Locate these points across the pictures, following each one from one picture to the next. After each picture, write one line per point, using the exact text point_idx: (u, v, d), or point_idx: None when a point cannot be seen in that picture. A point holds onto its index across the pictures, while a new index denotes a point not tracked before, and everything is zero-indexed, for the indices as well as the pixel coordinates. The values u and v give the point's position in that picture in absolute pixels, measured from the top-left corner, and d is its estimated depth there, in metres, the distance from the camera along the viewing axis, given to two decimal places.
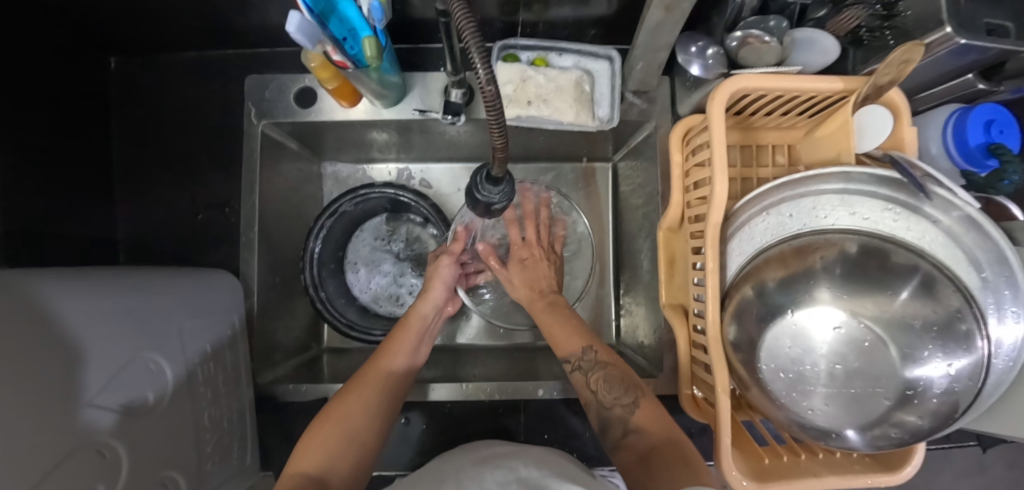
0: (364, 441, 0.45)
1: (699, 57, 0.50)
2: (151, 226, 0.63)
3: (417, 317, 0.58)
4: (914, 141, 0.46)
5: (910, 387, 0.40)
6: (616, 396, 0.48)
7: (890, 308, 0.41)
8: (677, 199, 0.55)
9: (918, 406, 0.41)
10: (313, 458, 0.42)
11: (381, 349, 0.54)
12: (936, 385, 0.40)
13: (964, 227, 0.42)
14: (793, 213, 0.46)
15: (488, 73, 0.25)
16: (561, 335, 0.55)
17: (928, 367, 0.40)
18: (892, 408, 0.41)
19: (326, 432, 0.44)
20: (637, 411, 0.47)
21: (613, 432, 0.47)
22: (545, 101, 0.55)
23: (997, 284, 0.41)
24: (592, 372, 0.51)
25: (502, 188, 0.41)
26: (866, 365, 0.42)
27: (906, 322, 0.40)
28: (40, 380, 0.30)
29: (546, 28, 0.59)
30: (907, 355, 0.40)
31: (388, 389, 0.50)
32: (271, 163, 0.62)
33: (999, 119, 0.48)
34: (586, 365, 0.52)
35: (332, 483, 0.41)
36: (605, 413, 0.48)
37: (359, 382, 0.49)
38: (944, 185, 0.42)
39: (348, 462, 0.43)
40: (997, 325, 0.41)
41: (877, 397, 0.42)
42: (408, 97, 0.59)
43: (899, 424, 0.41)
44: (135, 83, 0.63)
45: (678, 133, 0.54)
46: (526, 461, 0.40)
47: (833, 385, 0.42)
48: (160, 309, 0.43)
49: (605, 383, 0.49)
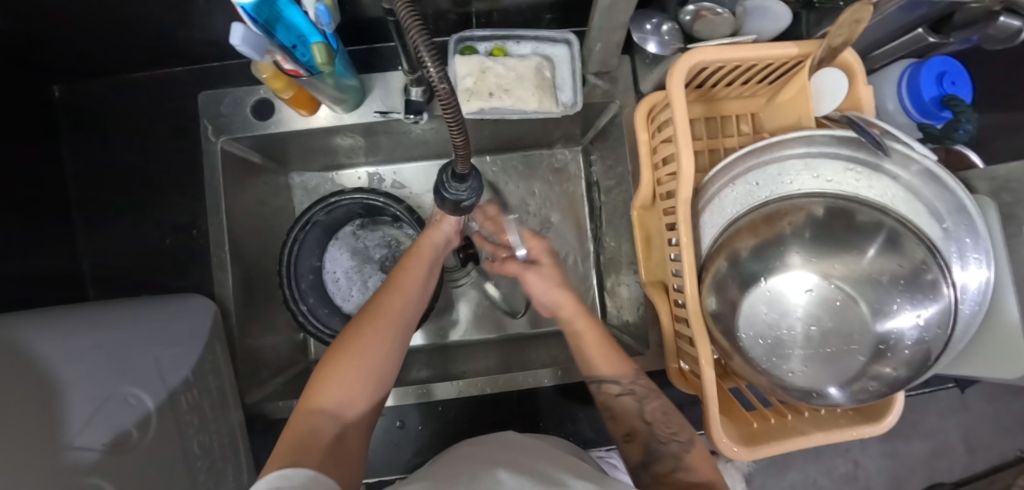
0: (379, 377, 0.44)
1: (654, 34, 0.50)
2: (119, 256, 0.61)
3: (427, 251, 0.55)
4: (871, 100, 0.46)
5: (882, 341, 0.42)
6: (672, 430, 0.46)
7: (859, 266, 0.42)
8: (648, 178, 0.55)
9: (892, 358, 0.42)
10: (330, 395, 0.41)
11: (390, 280, 0.52)
12: (907, 336, 0.41)
13: (923, 181, 0.43)
14: (759, 181, 0.47)
15: (440, 71, 0.22)
16: (598, 356, 0.50)
17: (898, 320, 0.41)
18: (867, 362, 0.42)
19: (342, 366, 0.42)
20: (692, 449, 0.44)
21: (655, 468, 0.44)
22: (506, 91, 0.54)
23: (959, 234, 0.42)
24: (647, 400, 0.47)
25: (469, 184, 0.41)
26: (839, 324, 0.43)
27: (875, 278, 0.42)
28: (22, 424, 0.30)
29: (501, 17, 0.58)
30: (878, 310, 0.42)
31: (402, 324, 0.48)
32: (234, 180, 0.60)
33: (952, 71, 0.47)
34: (638, 390, 0.48)
35: (349, 420, 0.41)
36: (657, 445, 0.45)
37: (374, 314, 0.47)
38: (899, 142, 0.43)
39: (364, 402, 0.42)
40: (960, 270, 0.42)
41: (853, 354, 0.43)
42: (368, 100, 0.58)
43: (878, 376, 0.42)
44: (84, 111, 0.60)
45: (642, 112, 0.54)
46: (536, 458, 0.40)
47: (809, 346, 0.44)
48: (135, 342, 0.42)
49: (661, 415, 0.47)
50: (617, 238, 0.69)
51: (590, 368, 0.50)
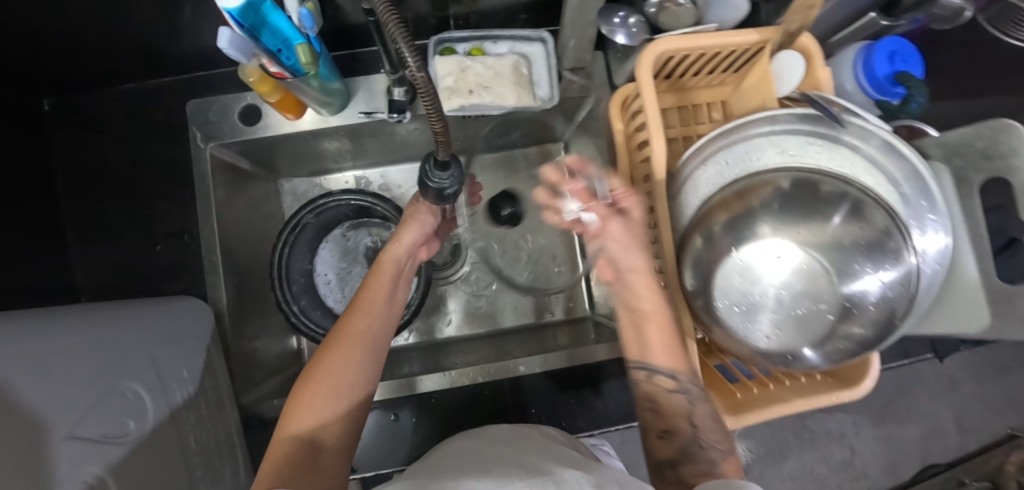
0: (351, 398, 0.44)
1: (622, 27, 0.52)
2: (110, 264, 0.61)
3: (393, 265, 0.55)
4: (829, 79, 0.49)
5: (848, 301, 0.44)
6: (716, 437, 0.42)
7: (826, 232, 0.44)
8: (626, 164, 0.58)
9: (860, 317, 0.44)
10: (301, 422, 0.41)
11: (359, 297, 0.51)
12: (872, 295, 0.43)
13: (883, 151, 0.46)
14: (729, 161, 0.49)
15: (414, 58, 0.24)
16: (660, 346, 0.43)
17: (863, 283, 0.43)
18: (836, 321, 0.44)
19: (311, 392, 0.42)
20: (728, 459, 0.41)
21: (684, 468, 0.40)
22: (485, 88, 0.57)
23: (919, 205, 0.44)
24: (698, 402, 0.42)
25: (451, 172, 0.43)
26: (808, 288, 0.45)
27: (838, 243, 0.44)
28: (25, 412, 0.30)
29: (479, 18, 0.61)
30: (844, 272, 0.44)
31: (371, 340, 0.47)
32: (223, 185, 0.61)
33: (903, 51, 0.50)
34: (694, 391, 0.42)
35: (325, 443, 0.41)
36: (694, 449, 0.41)
37: (344, 333, 0.46)
38: (858, 117, 0.45)
39: (339, 422, 0.43)
40: (920, 236, 0.44)
41: (821, 314, 0.45)
42: (352, 102, 0.60)
43: (848, 337, 0.44)
44: (75, 123, 0.61)
45: (616, 103, 0.57)
46: (531, 452, 0.39)
47: (780, 310, 0.46)
48: (130, 340, 0.43)
49: (710, 420, 0.42)
50: None
51: (644, 355, 0.43)
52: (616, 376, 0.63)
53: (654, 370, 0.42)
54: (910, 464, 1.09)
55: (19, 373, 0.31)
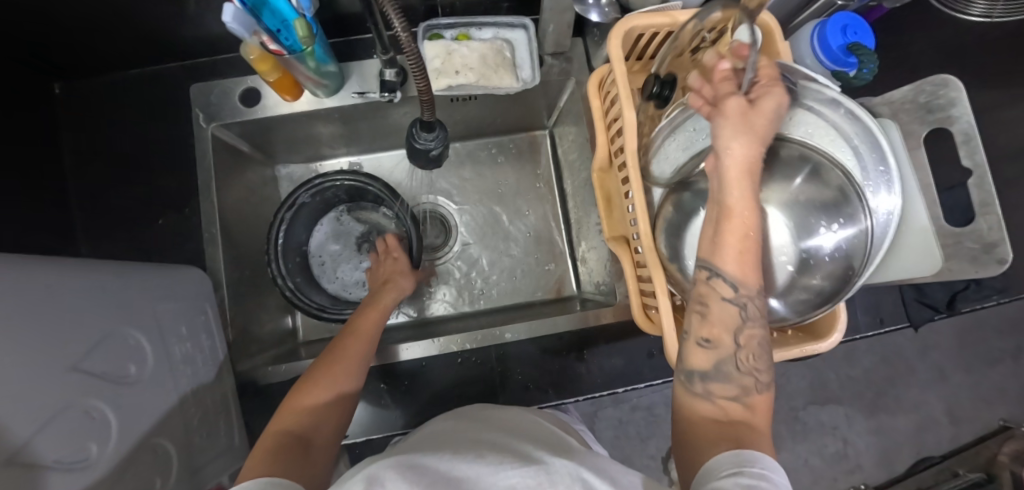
0: (338, 408, 0.47)
1: (596, 6, 0.56)
2: (112, 238, 0.63)
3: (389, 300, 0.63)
4: (787, 52, 0.52)
5: (805, 256, 0.46)
6: (759, 366, 0.37)
7: (790, 191, 0.47)
8: (604, 139, 0.61)
9: (817, 269, 0.46)
10: (294, 421, 0.43)
11: (349, 327, 0.57)
12: (825, 250, 0.46)
13: (847, 119, 0.47)
14: (699, 127, 0.52)
15: None
16: (738, 252, 0.35)
17: (822, 239, 0.46)
18: (795, 273, 0.47)
19: (306, 399, 0.46)
20: (762, 389, 0.37)
21: (714, 385, 0.37)
22: (471, 69, 0.60)
23: (873, 164, 0.47)
24: (752, 323, 0.37)
25: (436, 134, 0.47)
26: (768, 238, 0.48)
27: (798, 204, 0.47)
28: (36, 335, 0.33)
29: (465, 7, 0.65)
30: (802, 229, 0.47)
31: (362, 362, 0.52)
32: (223, 163, 0.64)
33: (853, 24, 0.54)
34: (752, 311, 0.36)
35: (314, 441, 0.43)
36: (727, 365, 0.37)
37: (336, 354, 0.51)
38: (820, 82, 0.45)
39: (328, 427, 0.45)
40: (876, 197, 0.46)
41: (782, 266, 0.47)
42: (347, 84, 0.64)
43: (807, 288, 0.46)
44: (83, 105, 0.65)
45: (594, 83, 0.60)
46: (512, 433, 0.40)
47: None
48: (134, 293, 0.46)
49: (756, 349, 0.37)
50: (583, 205, 0.74)
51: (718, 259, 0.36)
52: (600, 344, 0.65)
53: (717, 271, 0.35)
54: (904, 453, 1.10)
55: (32, 299, 0.33)
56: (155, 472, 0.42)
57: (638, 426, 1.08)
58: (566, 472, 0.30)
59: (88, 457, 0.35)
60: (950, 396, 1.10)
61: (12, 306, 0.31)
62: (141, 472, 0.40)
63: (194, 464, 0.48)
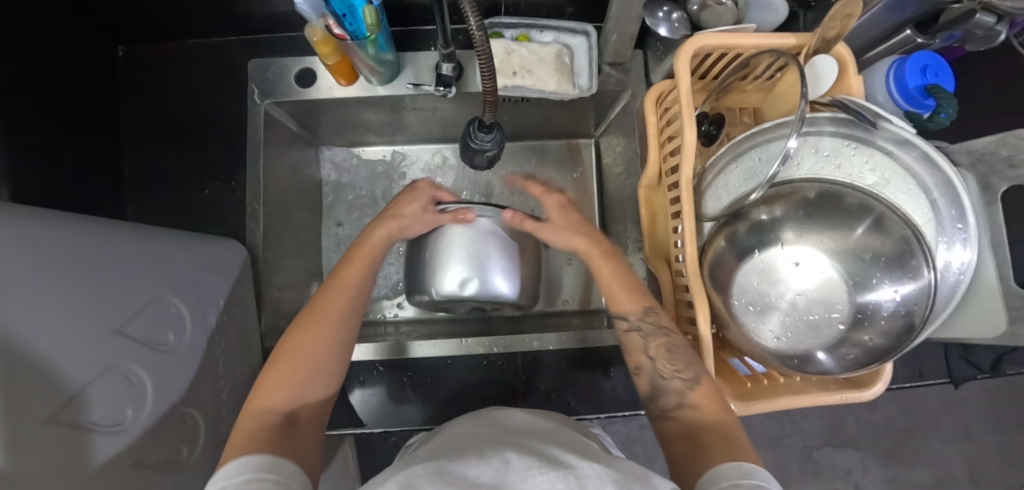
0: (326, 371, 0.45)
1: (666, 20, 0.54)
2: (158, 201, 0.64)
3: (378, 240, 0.54)
4: (860, 87, 0.50)
5: (860, 311, 0.45)
6: (678, 366, 0.47)
7: (847, 242, 0.46)
8: (655, 156, 0.60)
9: (871, 327, 0.45)
10: (275, 396, 0.41)
11: (331, 276, 0.50)
12: (885, 308, 0.44)
13: (919, 164, 0.45)
14: (763, 157, 0.51)
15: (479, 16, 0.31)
16: (619, 293, 0.52)
17: (879, 293, 0.44)
18: (847, 329, 0.45)
19: (284, 367, 0.43)
20: (697, 386, 0.45)
21: (662, 402, 0.47)
22: (529, 71, 0.60)
23: (950, 218, 0.44)
24: (653, 336, 0.49)
25: (494, 136, 0.46)
26: (822, 293, 0.47)
27: (857, 254, 0.46)
28: (75, 295, 0.33)
29: (528, 8, 0.64)
30: (860, 283, 0.45)
31: (348, 320, 0.48)
32: (272, 140, 0.65)
33: (934, 65, 0.52)
34: (646, 326, 0.50)
35: (301, 417, 0.42)
36: (660, 380, 0.47)
37: (312, 315, 0.46)
38: (893, 120, 0.44)
39: (312, 399, 0.44)
40: (946, 249, 0.45)
41: (833, 322, 0.46)
42: (402, 75, 0.63)
43: (859, 345, 0.44)
44: (142, 69, 0.66)
45: (651, 98, 0.59)
46: (542, 438, 0.37)
47: (793, 314, 0.47)
48: (180, 262, 0.46)
49: (668, 352, 0.48)
50: (623, 219, 0.73)
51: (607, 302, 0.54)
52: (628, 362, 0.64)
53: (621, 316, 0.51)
54: None
55: (71, 260, 0.33)
56: (183, 442, 0.42)
57: (646, 445, 1.06)
58: (596, 474, 0.28)
59: (123, 422, 0.35)
60: (974, 455, 1.06)
61: (43, 265, 0.31)
62: (170, 440, 0.41)
63: (219, 436, 0.48)
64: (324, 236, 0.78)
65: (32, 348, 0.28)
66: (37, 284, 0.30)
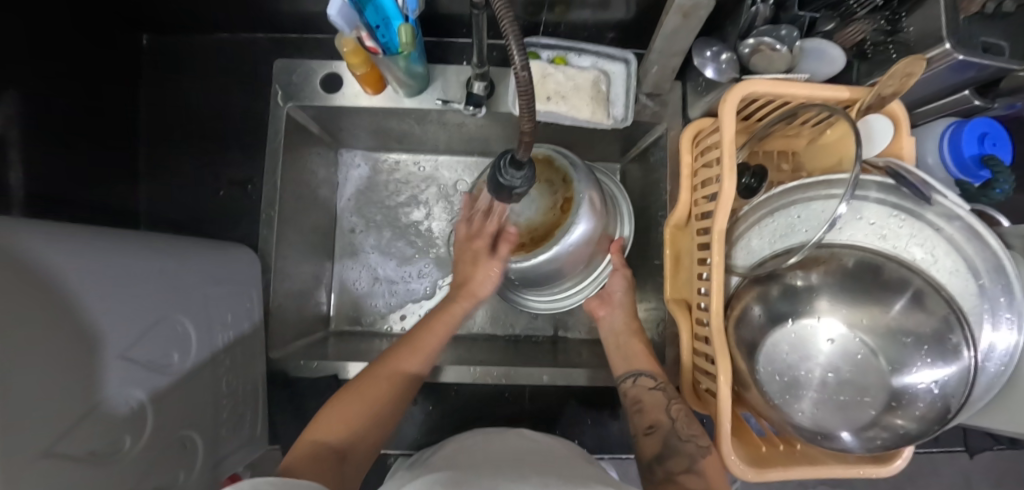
0: (386, 418, 0.46)
1: (714, 61, 0.52)
2: (174, 198, 0.63)
3: (456, 311, 0.58)
4: (912, 150, 0.47)
5: (895, 398, 0.42)
6: (693, 433, 0.49)
7: (885, 319, 0.42)
8: (686, 197, 0.57)
9: (905, 412, 0.42)
10: (335, 433, 0.41)
11: (408, 335, 0.54)
12: (922, 396, 0.41)
13: (965, 236, 0.43)
14: (802, 215, 0.48)
15: (524, 63, 0.29)
16: (639, 354, 0.58)
17: (917, 377, 0.41)
18: (878, 414, 0.42)
19: (354, 406, 0.44)
20: (706, 455, 0.46)
21: (670, 465, 0.46)
22: (563, 98, 0.57)
23: (998, 303, 0.42)
24: (674, 400, 0.53)
25: (524, 173, 0.44)
26: (856, 376, 0.43)
27: (897, 336, 0.42)
28: (82, 321, 0.31)
29: (567, 29, 0.62)
30: (896, 364, 0.42)
31: (415, 377, 0.50)
32: (293, 144, 0.63)
33: (992, 133, 0.50)
34: (669, 390, 0.54)
35: (349, 458, 0.41)
36: (675, 441, 0.48)
37: (391, 364, 0.49)
38: (948, 194, 0.42)
39: (364, 446, 0.43)
40: (989, 331, 0.43)
41: (864, 406, 0.43)
42: (430, 88, 0.61)
43: (889, 429, 0.42)
44: (166, 60, 0.64)
45: (688, 135, 0.56)
46: (560, 463, 0.37)
47: (823, 391, 0.44)
48: (189, 275, 0.45)
49: (686, 416, 0.51)
50: (643, 253, 0.71)
51: (614, 361, 0.59)
52: None
53: (638, 370, 0.55)
54: None
55: (82, 281, 0.32)
56: (181, 465, 0.41)
57: None
58: None
59: (120, 451, 0.34)
60: None
61: (56, 288, 0.29)
62: (167, 465, 0.40)
63: (217, 455, 0.47)
64: (337, 242, 0.76)
65: (39, 381, 0.27)
66: (44, 313, 0.28)
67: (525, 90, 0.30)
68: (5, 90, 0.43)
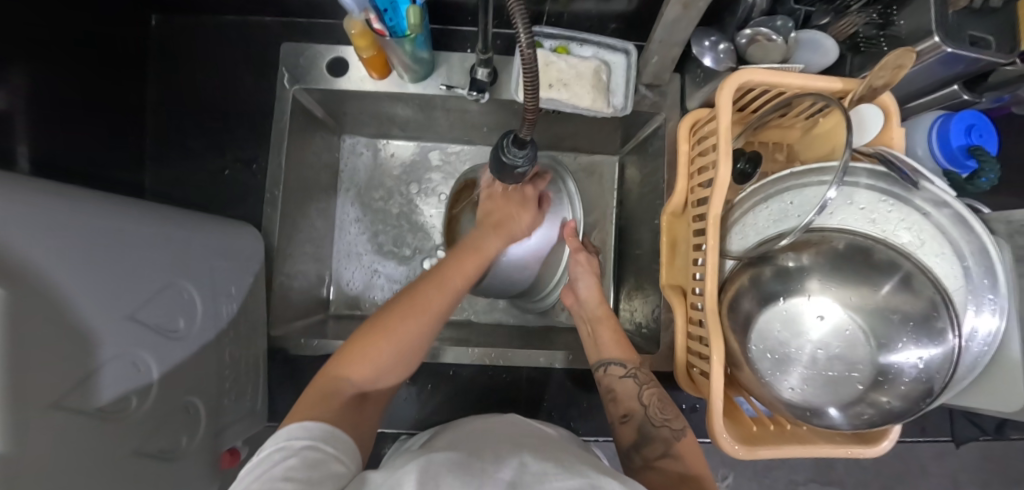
0: (411, 357, 0.45)
1: (712, 50, 0.54)
2: (179, 176, 0.64)
3: (489, 249, 0.55)
4: (901, 140, 0.48)
5: (882, 373, 0.44)
6: (667, 417, 0.50)
7: (873, 299, 0.44)
8: (683, 185, 0.58)
9: (890, 389, 0.43)
10: (360, 371, 0.42)
11: (439, 266, 0.51)
12: (907, 373, 0.43)
13: (952, 223, 0.44)
14: (795, 201, 0.49)
15: (528, 36, 0.30)
16: (610, 341, 0.57)
17: (903, 354, 0.43)
18: (865, 390, 0.44)
19: (376, 349, 0.43)
20: (682, 437, 0.48)
21: (646, 451, 0.47)
22: (565, 85, 0.59)
23: (981, 286, 0.44)
24: (647, 386, 0.53)
25: (527, 152, 0.45)
26: (846, 352, 0.45)
27: (884, 314, 0.44)
28: (91, 279, 0.32)
29: (570, 20, 0.63)
30: (883, 343, 0.44)
31: (443, 314, 0.47)
32: (298, 126, 0.64)
33: (979, 125, 0.52)
34: (641, 376, 0.53)
35: (369, 396, 0.43)
36: (650, 428, 0.49)
37: (415, 301, 0.46)
38: (935, 181, 0.43)
39: (385, 384, 0.44)
40: (973, 314, 0.44)
41: (852, 382, 0.45)
42: (434, 74, 0.62)
43: (875, 405, 0.43)
44: (175, 41, 0.65)
45: (686, 124, 0.57)
46: (556, 450, 0.37)
47: (813, 368, 0.46)
48: (195, 247, 0.45)
49: (659, 401, 0.51)
50: (641, 242, 0.72)
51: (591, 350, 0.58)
52: None
53: (607, 360, 0.55)
54: None
55: (92, 241, 0.32)
56: (183, 431, 0.42)
57: None
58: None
59: (127, 409, 0.35)
60: None
61: (69, 244, 0.30)
62: (170, 430, 0.40)
63: (218, 425, 0.48)
64: (339, 227, 0.77)
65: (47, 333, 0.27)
66: (57, 267, 0.29)
67: (529, 65, 0.31)
68: (14, 62, 0.44)
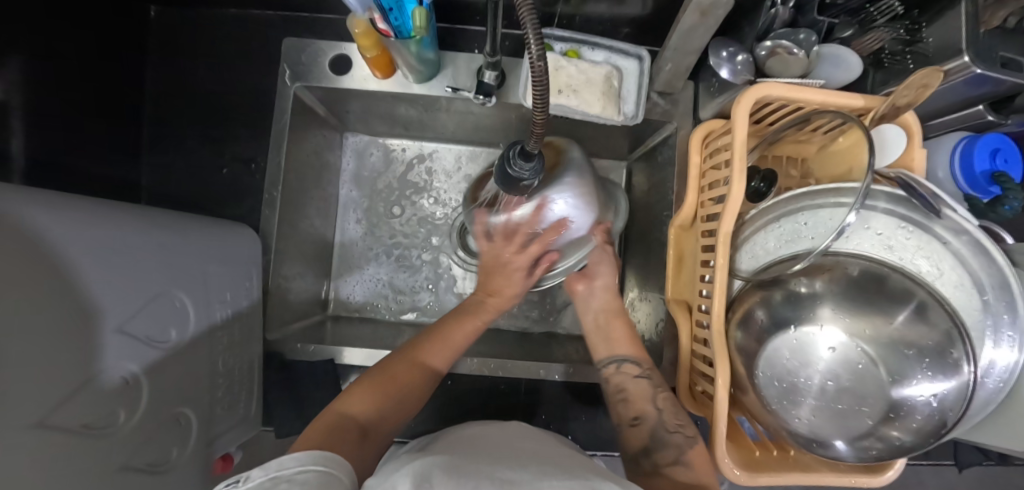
0: (413, 397, 0.47)
1: (729, 61, 0.51)
2: (177, 174, 0.62)
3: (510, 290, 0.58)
4: (923, 162, 0.46)
5: (894, 409, 0.42)
6: (681, 422, 0.49)
7: (886, 329, 0.43)
8: (693, 199, 0.57)
9: (901, 423, 0.42)
10: (361, 406, 0.43)
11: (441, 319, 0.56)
12: (920, 409, 0.42)
13: (971, 251, 0.42)
14: (809, 222, 0.47)
15: (540, 52, 0.28)
16: (622, 338, 0.56)
17: (917, 389, 0.42)
18: (875, 423, 0.43)
19: (383, 384, 0.45)
20: (694, 444, 0.47)
21: (657, 457, 0.47)
22: (575, 91, 0.56)
23: (1001, 319, 0.43)
24: (659, 389, 0.52)
25: (533, 165, 0.43)
26: (856, 384, 0.44)
27: (898, 347, 0.43)
28: (79, 294, 0.31)
29: (582, 23, 0.61)
30: (897, 375, 0.42)
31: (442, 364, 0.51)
32: (298, 125, 0.62)
33: (1004, 149, 0.50)
34: (654, 378, 0.53)
35: (371, 431, 0.41)
36: (662, 434, 0.48)
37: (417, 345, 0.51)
38: (957, 208, 0.41)
39: (385, 421, 0.43)
40: (990, 347, 0.43)
41: (861, 415, 0.43)
42: (440, 75, 0.60)
43: (885, 440, 0.42)
44: (174, 34, 0.63)
45: (698, 136, 0.55)
46: (558, 455, 0.36)
47: (821, 399, 0.44)
48: (188, 252, 0.44)
49: (672, 407, 0.50)
50: (646, 252, 0.71)
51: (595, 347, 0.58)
52: None
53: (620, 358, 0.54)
54: None
55: (82, 252, 0.31)
56: (174, 443, 0.41)
57: None
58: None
59: (115, 424, 0.34)
60: None
61: (56, 258, 0.29)
62: (160, 441, 0.39)
63: (210, 433, 0.47)
64: (339, 226, 0.76)
65: (31, 353, 0.26)
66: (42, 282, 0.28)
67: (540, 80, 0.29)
68: (7, 55, 0.42)
